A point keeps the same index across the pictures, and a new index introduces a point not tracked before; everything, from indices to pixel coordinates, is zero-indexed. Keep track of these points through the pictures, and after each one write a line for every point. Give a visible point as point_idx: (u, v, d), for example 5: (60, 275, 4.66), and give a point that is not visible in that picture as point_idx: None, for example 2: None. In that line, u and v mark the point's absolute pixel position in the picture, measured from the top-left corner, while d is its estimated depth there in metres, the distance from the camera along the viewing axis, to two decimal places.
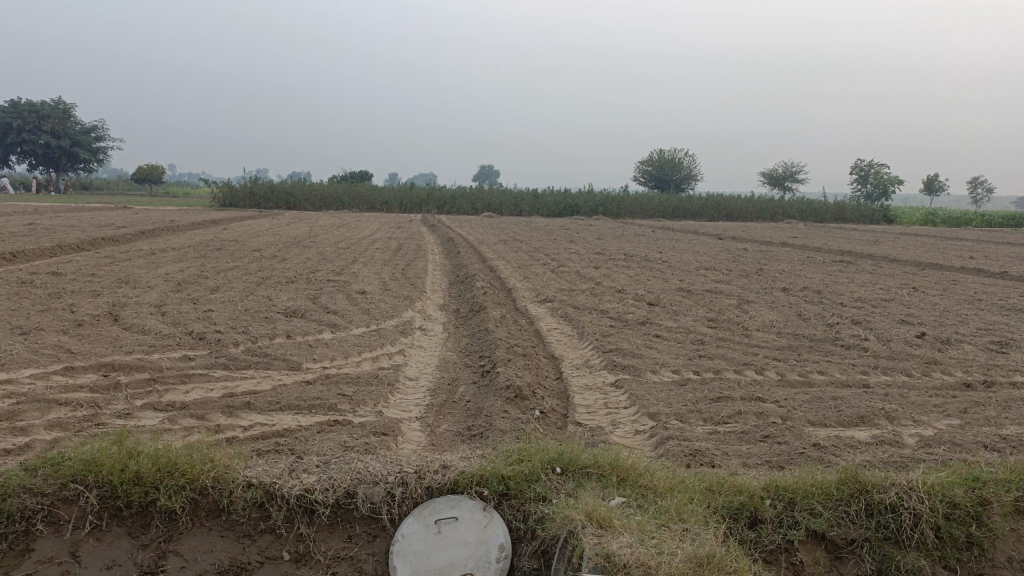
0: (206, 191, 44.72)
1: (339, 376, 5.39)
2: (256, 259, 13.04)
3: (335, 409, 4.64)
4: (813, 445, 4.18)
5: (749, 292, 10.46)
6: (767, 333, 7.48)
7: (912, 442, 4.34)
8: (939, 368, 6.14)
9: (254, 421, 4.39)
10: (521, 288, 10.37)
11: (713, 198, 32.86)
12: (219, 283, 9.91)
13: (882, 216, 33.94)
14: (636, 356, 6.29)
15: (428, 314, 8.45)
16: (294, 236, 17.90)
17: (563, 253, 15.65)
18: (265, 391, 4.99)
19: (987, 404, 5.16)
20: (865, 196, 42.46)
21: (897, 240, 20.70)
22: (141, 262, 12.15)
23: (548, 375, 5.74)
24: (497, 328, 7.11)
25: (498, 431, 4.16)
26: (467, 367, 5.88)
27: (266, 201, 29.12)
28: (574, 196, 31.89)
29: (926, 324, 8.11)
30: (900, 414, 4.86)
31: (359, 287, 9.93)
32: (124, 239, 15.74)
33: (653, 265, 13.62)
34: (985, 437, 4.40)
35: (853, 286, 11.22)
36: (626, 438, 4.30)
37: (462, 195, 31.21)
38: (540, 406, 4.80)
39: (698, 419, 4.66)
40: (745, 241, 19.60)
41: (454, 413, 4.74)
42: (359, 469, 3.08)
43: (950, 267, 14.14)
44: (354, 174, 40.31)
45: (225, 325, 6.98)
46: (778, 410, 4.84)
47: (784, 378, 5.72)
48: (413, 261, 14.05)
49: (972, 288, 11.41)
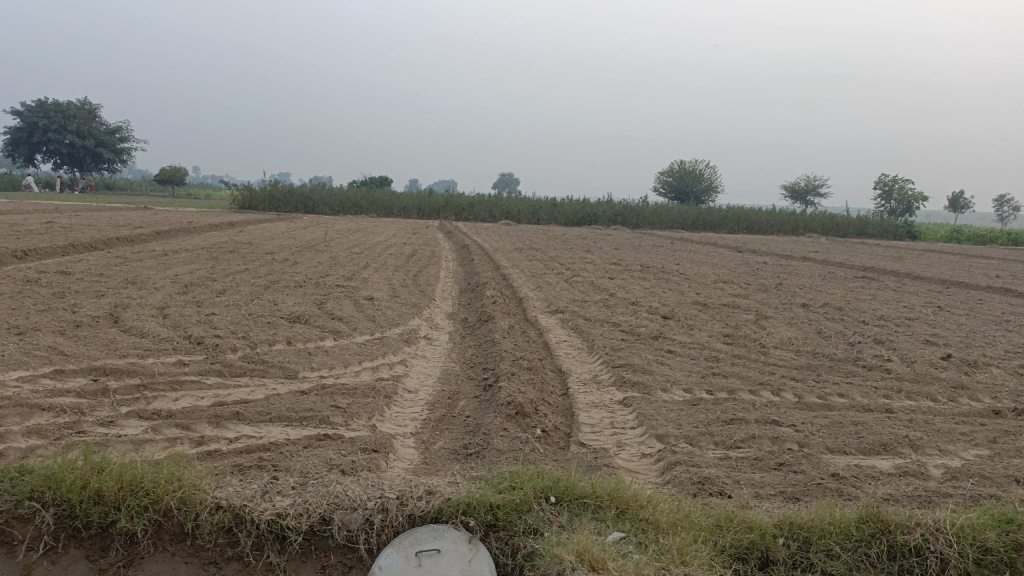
0: (228, 193, 44.94)
1: (335, 385, 5.19)
2: (267, 262, 12.92)
3: (327, 423, 4.42)
4: (832, 475, 3.90)
5: (767, 307, 10.16)
6: (785, 351, 7.20)
7: (938, 473, 4.05)
8: (967, 393, 5.83)
9: (240, 433, 4.19)
10: (533, 298, 10.14)
11: (733, 210, 32.48)
12: (226, 286, 9.77)
13: (906, 232, 33.39)
14: (647, 372, 6.03)
15: (435, 323, 8.24)
16: (308, 240, 17.78)
17: (579, 263, 15.40)
18: (257, 400, 4.80)
19: (1018, 433, 4.85)
20: (888, 211, 41.83)
21: (921, 257, 20.27)
22: (152, 263, 12.05)
23: (554, 391, 5.51)
24: (504, 340, 6.88)
25: (495, 451, 3.94)
26: (470, 380, 5.65)
27: (284, 204, 29.13)
28: (593, 206, 31.64)
29: (952, 346, 7.78)
30: (925, 443, 4.57)
31: (367, 293, 9.75)
32: (139, 240, 15.71)
33: (669, 277, 13.35)
34: (1017, 470, 4.11)
35: (876, 304, 10.88)
36: (631, 462, 4.06)
37: (480, 202, 31.10)
38: (542, 424, 4.56)
39: (709, 443, 4.40)
40: (765, 255, 19.28)
41: (452, 429, 4.52)
42: (336, 492, 2.88)
43: (976, 286, 13.73)
44: (373, 178, 40.29)
45: (225, 330, 6.81)
46: (794, 436, 4.57)
47: (801, 400, 5.44)
48: (425, 267, 13.86)
49: (999, 308, 11.03)
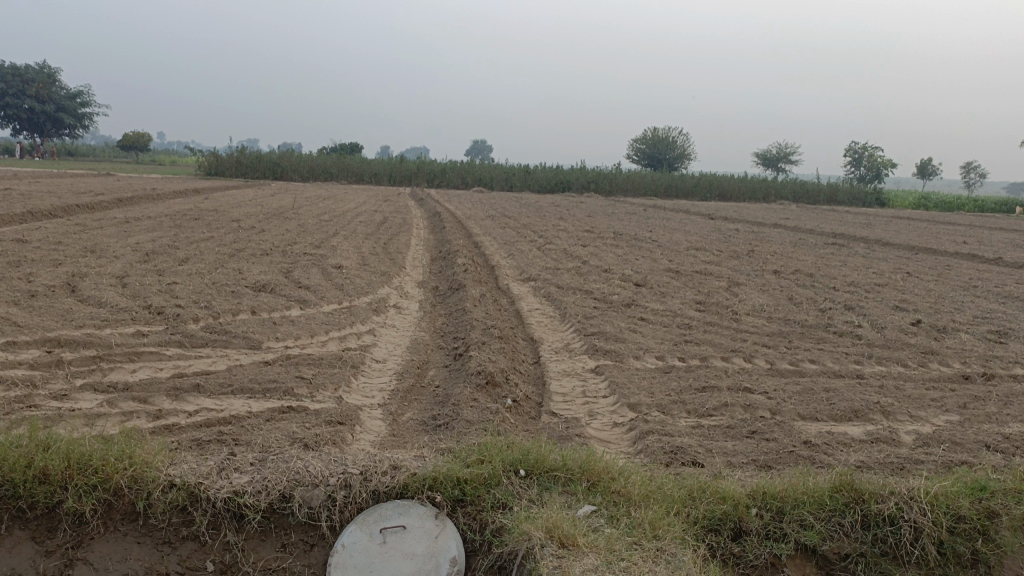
0: (194, 159, 43.96)
1: (301, 356, 5.05)
2: (233, 230, 12.64)
3: (291, 394, 4.29)
4: (804, 443, 3.87)
5: (739, 273, 10.16)
6: (758, 318, 7.18)
7: (909, 440, 4.04)
8: (936, 358, 5.85)
9: (201, 406, 4.06)
10: (505, 265, 10.02)
11: (705, 177, 32.48)
12: (190, 255, 9.51)
13: (875, 199, 33.72)
14: (619, 340, 5.96)
15: (405, 291, 8.09)
16: (277, 208, 17.41)
17: (552, 230, 15.31)
18: (219, 372, 4.66)
19: (988, 398, 4.87)
20: (857, 178, 42.15)
21: (889, 224, 20.46)
22: (113, 231, 11.72)
23: (526, 359, 5.42)
24: (475, 308, 6.77)
25: (464, 422, 3.84)
26: (440, 350, 5.54)
27: (252, 171, 28.57)
28: (566, 173, 31.44)
29: (922, 312, 7.82)
30: (896, 409, 4.56)
31: (336, 261, 9.56)
32: (100, 207, 15.26)
33: (642, 244, 13.30)
34: (986, 436, 4.11)
35: (846, 270, 10.93)
36: (603, 432, 4.00)
37: (452, 169, 30.76)
38: (513, 394, 4.48)
39: (681, 411, 4.35)
40: (737, 221, 19.31)
41: (421, 400, 4.41)
42: (297, 468, 2.76)
43: (944, 252, 13.87)
44: (343, 144, 39.60)
45: (187, 299, 6.61)
46: (767, 403, 4.53)
47: (773, 366, 5.41)
48: (395, 235, 13.64)
49: (966, 274, 11.15)
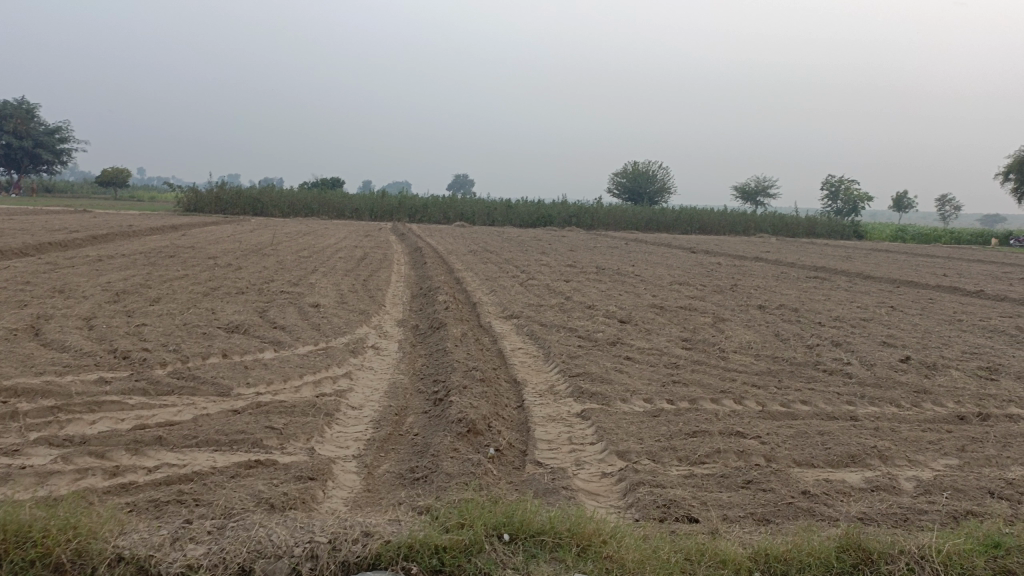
0: (172, 195, 43.57)
1: (272, 403, 4.80)
2: (209, 268, 12.36)
3: (259, 446, 4.04)
4: (802, 493, 3.67)
5: (724, 309, 10.02)
6: (745, 356, 7.02)
7: (911, 487, 3.87)
8: (930, 397, 5.70)
9: (162, 462, 3.81)
10: (487, 302, 9.83)
11: (685, 211, 32.68)
12: (162, 294, 9.23)
13: (853, 231, 34.05)
14: (606, 381, 5.76)
15: (384, 331, 7.86)
16: (255, 244, 17.18)
17: (534, 265, 15.18)
18: (183, 423, 4.41)
19: (986, 440, 4.71)
20: (835, 211, 42.65)
21: (868, 257, 20.56)
22: (85, 269, 11.41)
23: (508, 403, 5.20)
24: (456, 349, 6.55)
25: (444, 476, 3.62)
26: (419, 394, 5.30)
27: (231, 206, 28.33)
28: (547, 207, 31.46)
29: (910, 348, 7.70)
30: (894, 453, 4.39)
31: (313, 300, 9.32)
32: (73, 244, 14.93)
33: (625, 279, 13.18)
34: (989, 481, 3.94)
35: (830, 304, 10.85)
36: (590, 484, 3.79)
37: (434, 203, 30.67)
38: (496, 442, 4.25)
39: (672, 459, 4.15)
40: (719, 255, 19.31)
41: (398, 450, 4.18)
42: (259, 537, 2.54)
43: (925, 285, 13.88)
44: (325, 179, 39.59)
45: (155, 342, 6.35)
46: (761, 449, 4.34)
47: (765, 409, 5.23)
48: (376, 271, 13.42)
49: (950, 307, 11.11)
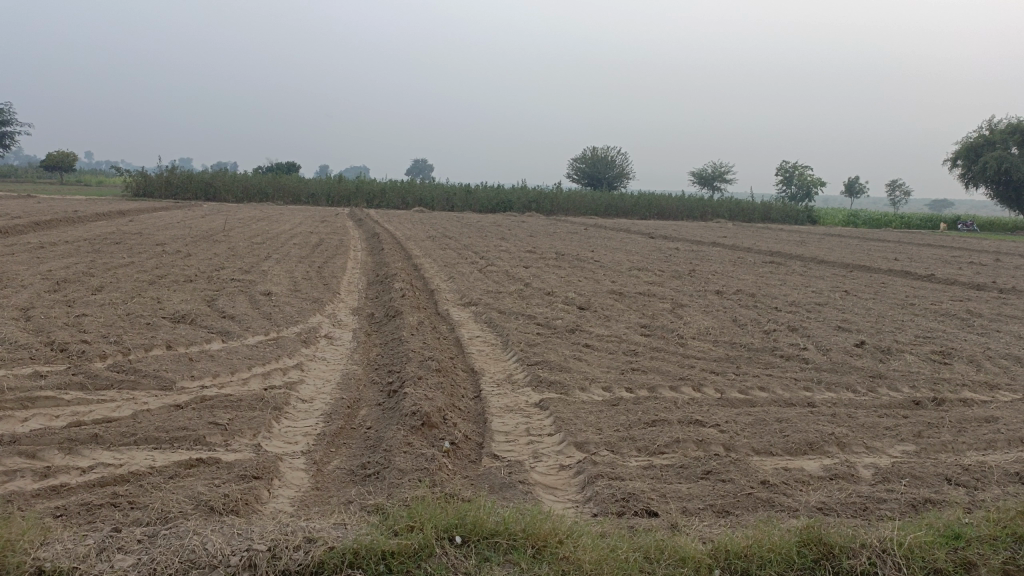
0: (120, 180, 42.37)
1: (217, 397, 4.60)
2: (157, 255, 11.97)
3: (202, 443, 3.85)
4: (762, 483, 3.62)
5: (682, 294, 10.01)
6: (703, 342, 6.99)
7: (869, 475, 3.85)
8: (885, 382, 5.73)
9: (97, 461, 3.61)
10: (444, 289, 9.68)
11: (643, 196, 32.84)
12: (106, 283, 8.88)
13: (807, 216, 34.61)
14: (564, 370, 5.66)
15: (338, 319, 7.66)
16: (206, 230, 16.71)
17: (493, 251, 15.06)
18: (121, 420, 4.18)
19: (940, 425, 4.73)
20: (789, 196, 43.29)
21: (822, 241, 20.88)
22: (24, 257, 10.95)
23: (465, 394, 5.07)
24: (411, 338, 6.39)
25: (396, 472, 3.48)
26: (373, 386, 5.14)
27: (183, 190, 27.63)
28: (507, 192, 31.30)
29: (864, 332, 7.77)
30: (852, 440, 4.37)
31: (265, 288, 9.06)
32: (13, 231, 14.34)
33: (584, 265, 13.14)
34: (946, 468, 3.94)
35: (786, 289, 10.93)
36: (548, 477, 3.69)
37: (392, 188, 30.27)
38: (451, 435, 4.12)
39: (631, 450, 4.07)
40: (676, 240, 19.42)
41: (350, 445, 4.03)
42: (195, 546, 2.40)
43: (877, 269, 14.11)
44: (279, 163, 38.87)
45: (95, 334, 6.07)
46: (720, 438, 4.28)
47: (723, 396, 5.19)
48: (331, 258, 13.13)
49: (902, 291, 11.29)
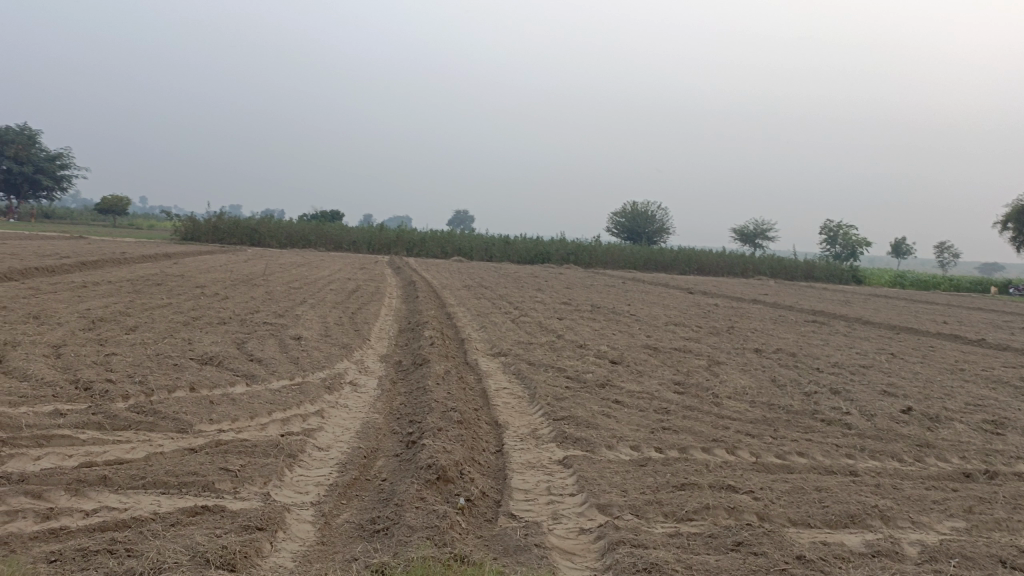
0: (169, 224, 43.50)
1: (233, 442, 4.49)
2: (195, 297, 12.10)
3: (210, 490, 3.73)
4: (797, 558, 3.36)
5: (719, 351, 9.74)
6: (739, 402, 6.72)
7: (915, 553, 3.56)
8: (933, 452, 5.39)
9: (102, 504, 3.51)
10: (475, 339, 9.55)
11: (683, 251, 32.57)
12: (140, 323, 8.94)
13: (851, 276, 33.91)
14: (591, 427, 5.45)
15: (365, 366, 7.56)
16: (247, 274, 16.93)
17: (528, 302, 14.94)
18: (133, 462, 4.10)
19: (993, 501, 4.40)
20: (833, 255, 42.60)
21: (867, 302, 20.34)
22: (66, 296, 11.14)
23: (486, 448, 4.89)
24: (437, 388, 6.24)
25: (405, 529, 3.31)
26: (392, 436, 5.00)
27: (228, 236, 28.23)
28: (546, 244, 31.31)
29: (911, 397, 7.41)
30: (896, 514, 4.07)
31: (296, 332, 9.03)
32: (60, 270, 14.68)
33: (620, 318, 12.92)
34: (1001, 548, 3.63)
35: (828, 350, 10.57)
36: (566, 541, 3.48)
37: (432, 237, 30.50)
38: (467, 491, 3.94)
39: (657, 514, 3.84)
40: (715, 296, 19.11)
41: (361, 498, 3.87)
42: None
43: (925, 332, 13.61)
44: (323, 211, 39.64)
45: (121, 373, 6.05)
46: (753, 506, 4.03)
47: (758, 460, 4.93)
48: (365, 304, 13.14)
49: (951, 356, 10.83)
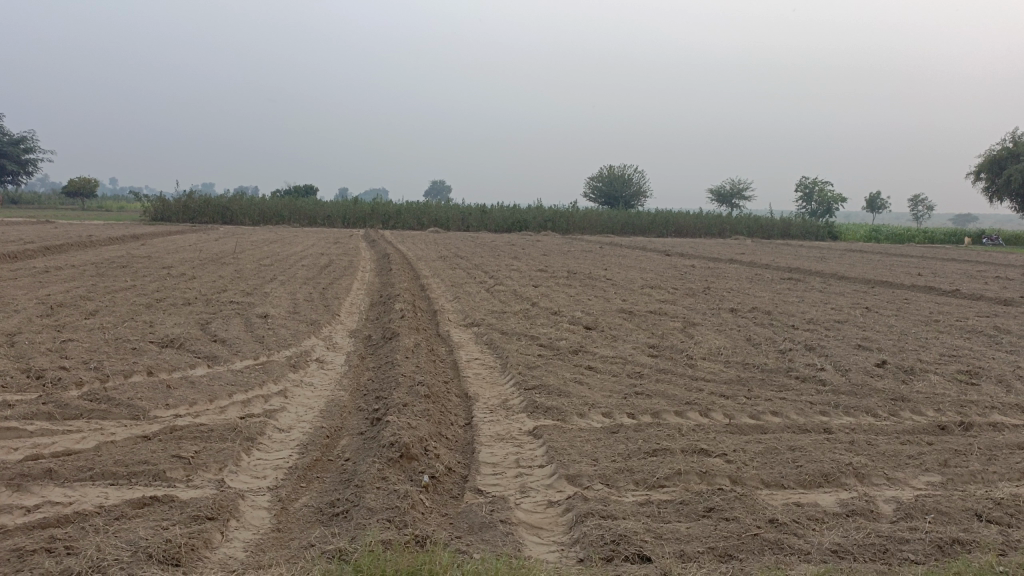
0: (139, 205, 42.69)
1: (189, 427, 4.33)
2: (162, 278, 11.82)
3: (161, 479, 3.57)
4: (770, 522, 3.26)
5: (695, 313, 9.65)
6: (714, 363, 6.63)
7: (891, 511, 3.48)
8: (909, 406, 5.33)
9: (46, 499, 3.34)
10: (448, 309, 9.38)
11: (661, 214, 32.48)
12: (102, 306, 8.68)
13: (827, 233, 34.04)
14: (562, 395, 5.32)
15: (333, 343, 7.39)
16: (217, 252, 16.60)
17: (503, 270, 14.79)
18: (81, 453, 3.92)
19: (969, 453, 4.35)
20: (809, 213, 42.78)
21: (843, 257, 20.40)
22: (27, 281, 10.82)
23: (454, 422, 4.75)
24: (405, 362, 6.08)
25: (364, 511, 3.17)
26: (357, 413, 4.85)
27: (201, 215, 27.76)
28: (522, 211, 31.03)
29: (886, 351, 7.37)
30: (871, 471, 4.00)
31: (263, 310, 8.82)
32: (24, 256, 14.31)
33: (596, 283, 12.81)
34: (977, 502, 3.56)
35: (804, 306, 10.53)
36: (533, 515, 3.36)
37: (407, 209, 30.10)
38: (432, 468, 3.81)
39: (629, 483, 3.73)
40: (692, 257, 19.06)
41: (321, 480, 3.72)
42: None
43: (900, 285, 13.63)
44: (297, 186, 39.06)
45: (76, 360, 5.83)
46: (726, 469, 3.93)
47: (732, 422, 4.84)
48: (337, 279, 12.89)
49: (926, 307, 10.83)
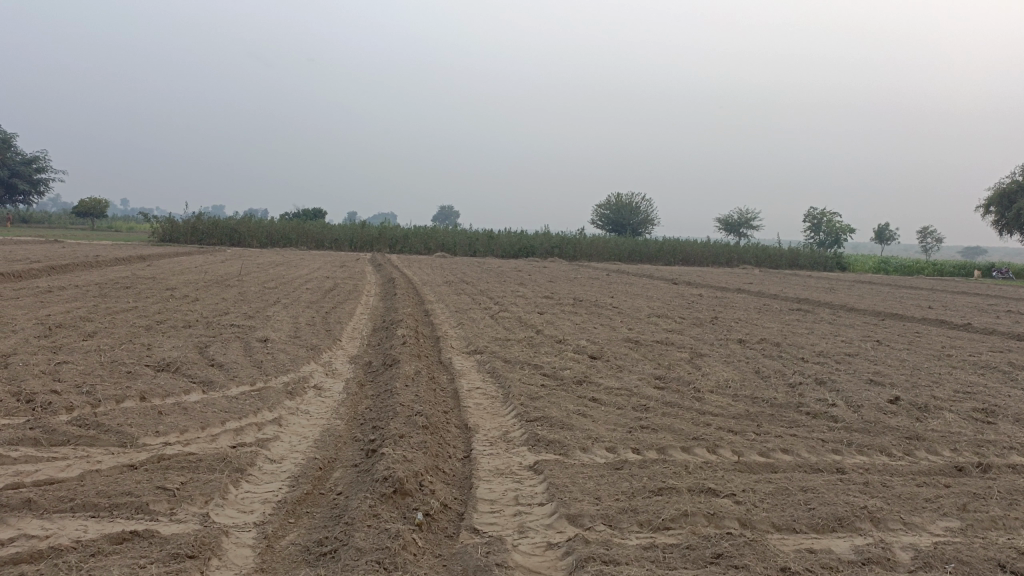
0: (147, 226, 42.85)
1: (177, 456, 4.18)
2: (164, 299, 11.72)
3: (143, 512, 3.42)
4: (780, 570, 3.09)
5: (703, 343, 9.47)
6: (722, 396, 6.45)
7: (908, 559, 3.30)
8: (924, 445, 5.14)
9: (22, 532, 3.19)
10: (451, 336, 9.23)
11: (668, 241, 32.37)
12: (101, 328, 8.57)
13: (836, 263, 33.83)
14: (565, 428, 5.16)
15: (332, 369, 7.24)
16: (222, 274, 16.52)
17: (508, 296, 14.65)
18: (64, 483, 3.77)
19: (989, 497, 4.16)
20: (817, 243, 42.61)
21: (852, 288, 20.20)
22: (28, 301, 10.72)
23: (452, 455, 4.59)
24: (404, 390, 5.93)
25: (353, 552, 3.01)
26: (352, 444, 4.69)
27: (208, 236, 27.78)
28: (529, 238, 30.97)
29: (898, 386, 7.17)
30: (887, 515, 3.81)
31: (263, 334, 8.69)
32: (28, 275, 14.25)
33: (602, 311, 12.66)
34: (999, 551, 3.38)
35: (814, 338, 10.34)
36: (532, 558, 3.20)
37: (414, 233, 30.07)
38: (426, 504, 3.65)
39: (632, 524, 3.56)
40: (699, 286, 18.91)
41: (311, 515, 3.56)
42: None
43: (911, 318, 13.42)
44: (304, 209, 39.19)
45: (68, 383, 5.70)
46: (734, 511, 3.76)
47: (741, 459, 4.66)
48: (341, 303, 12.78)
49: (939, 341, 10.62)
